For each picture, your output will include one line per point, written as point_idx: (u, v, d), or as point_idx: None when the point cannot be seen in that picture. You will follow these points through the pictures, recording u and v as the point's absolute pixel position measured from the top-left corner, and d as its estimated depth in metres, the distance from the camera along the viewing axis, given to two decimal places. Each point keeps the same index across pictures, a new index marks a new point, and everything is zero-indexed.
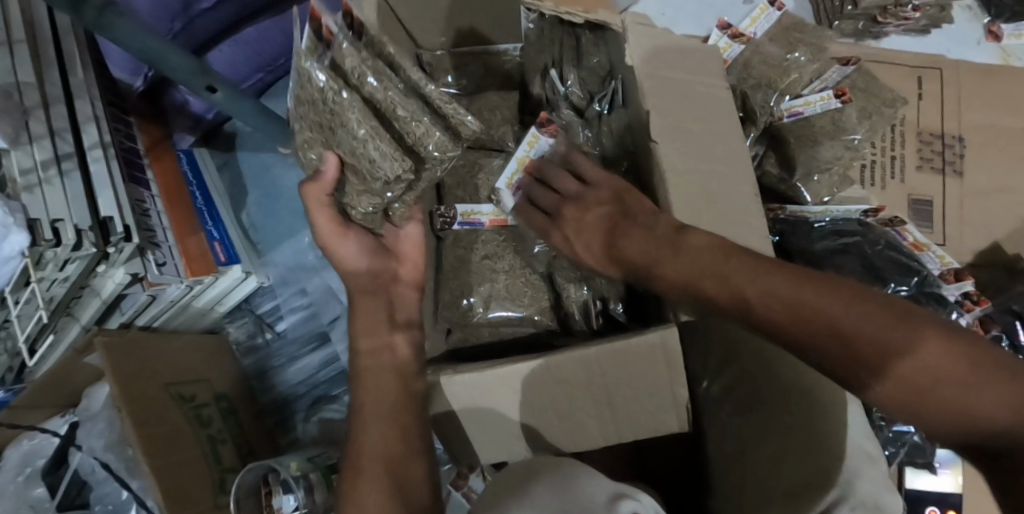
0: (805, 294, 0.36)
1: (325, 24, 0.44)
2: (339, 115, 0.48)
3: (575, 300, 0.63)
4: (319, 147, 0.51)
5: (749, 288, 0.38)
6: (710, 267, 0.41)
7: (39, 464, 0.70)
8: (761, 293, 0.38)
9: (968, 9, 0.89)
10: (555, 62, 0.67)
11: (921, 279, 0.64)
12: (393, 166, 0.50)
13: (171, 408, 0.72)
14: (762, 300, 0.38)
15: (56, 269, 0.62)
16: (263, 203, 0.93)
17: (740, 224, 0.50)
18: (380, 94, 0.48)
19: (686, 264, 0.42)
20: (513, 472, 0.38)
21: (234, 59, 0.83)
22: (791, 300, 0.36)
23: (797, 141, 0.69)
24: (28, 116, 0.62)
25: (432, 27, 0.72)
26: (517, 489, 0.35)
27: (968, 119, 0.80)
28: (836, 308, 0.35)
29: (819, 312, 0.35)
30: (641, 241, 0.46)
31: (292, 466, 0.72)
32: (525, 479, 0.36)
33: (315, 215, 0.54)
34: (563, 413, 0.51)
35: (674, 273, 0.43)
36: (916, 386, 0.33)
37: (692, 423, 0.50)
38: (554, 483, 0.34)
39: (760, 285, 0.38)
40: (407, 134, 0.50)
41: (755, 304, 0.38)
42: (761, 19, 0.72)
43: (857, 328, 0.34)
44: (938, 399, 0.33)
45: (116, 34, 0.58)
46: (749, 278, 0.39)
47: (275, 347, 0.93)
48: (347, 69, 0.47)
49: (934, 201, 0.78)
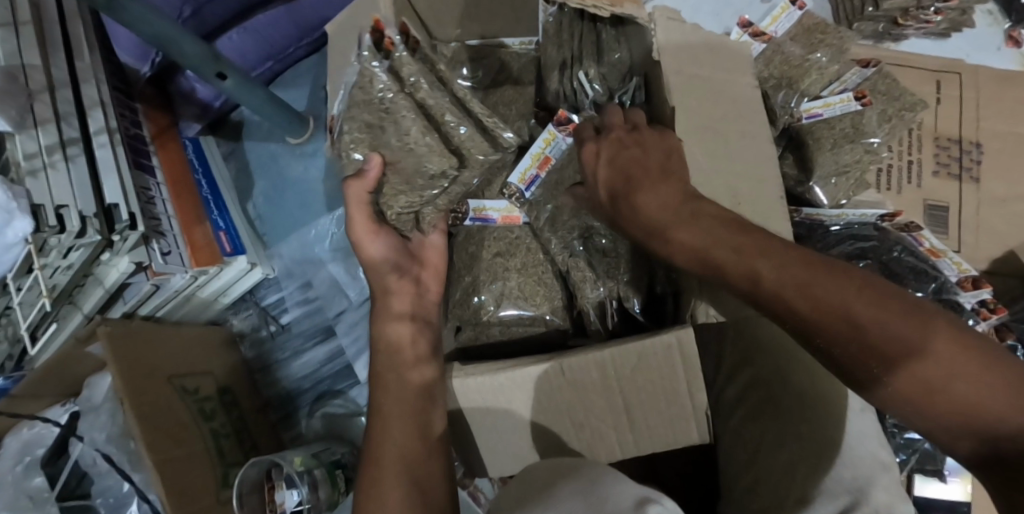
0: (816, 278, 0.38)
1: (386, 36, 0.53)
2: (394, 115, 0.55)
3: (590, 300, 0.61)
4: (364, 144, 0.56)
5: (760, 266, 0.39)
6: (719, 238, 0.42)
7: (38, 453, 0.68)
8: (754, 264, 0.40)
9: (990, 13, 0.88)
10: (574, 57, 0.64)
11: (939, 285, 0.64)
12: (438, 162, 0.57)
13: (174, 400, 0.71)
14: (770, 277, 0.39)
15: (60, 256, 0.61)
16: (271, 193, 0.90)
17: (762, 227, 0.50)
18: (430, 100, 0.54)
19: (694, 235, 0.43)
20: (534, 480, 0.37)
21: (244, 46, 0.81)
22: (804, 282, 0.38)
23: (817, 143, 0.68)
24: (33, 99, 0.60)
25: (446, 20, 0.70)
26: (546, 492, 0.34)
27: (986, 125, 0.80)
28: (825, 287, 0.37)
29: (812, 291, 0.37)
30: (663, 201, 0.46)
31: (296, 461, 0.71)
32: (549, 484, 0.35)
33: (352, 211, 0.57)
34: (578, 417, 0.50)
35: (682, 240, 0.44)
36: (906, 373, 0.35)
37: (712, 432, 0.49)
38: (579, 490, 0.32)
39: (760, 259, 0.40)
40: (453, 137, 0.56)
41: (751, 277, 0.40)
42: (781, 18, 0.71)
43: (861, 320, 0.36)
44: (924, 385, 0.34)
45: (128, 16, 0.57)
46: (762, 258, 0.40)
47: (280, 340, 0.92)
48: (404, 76, 0.53)
49: (950, 207, 0.77)
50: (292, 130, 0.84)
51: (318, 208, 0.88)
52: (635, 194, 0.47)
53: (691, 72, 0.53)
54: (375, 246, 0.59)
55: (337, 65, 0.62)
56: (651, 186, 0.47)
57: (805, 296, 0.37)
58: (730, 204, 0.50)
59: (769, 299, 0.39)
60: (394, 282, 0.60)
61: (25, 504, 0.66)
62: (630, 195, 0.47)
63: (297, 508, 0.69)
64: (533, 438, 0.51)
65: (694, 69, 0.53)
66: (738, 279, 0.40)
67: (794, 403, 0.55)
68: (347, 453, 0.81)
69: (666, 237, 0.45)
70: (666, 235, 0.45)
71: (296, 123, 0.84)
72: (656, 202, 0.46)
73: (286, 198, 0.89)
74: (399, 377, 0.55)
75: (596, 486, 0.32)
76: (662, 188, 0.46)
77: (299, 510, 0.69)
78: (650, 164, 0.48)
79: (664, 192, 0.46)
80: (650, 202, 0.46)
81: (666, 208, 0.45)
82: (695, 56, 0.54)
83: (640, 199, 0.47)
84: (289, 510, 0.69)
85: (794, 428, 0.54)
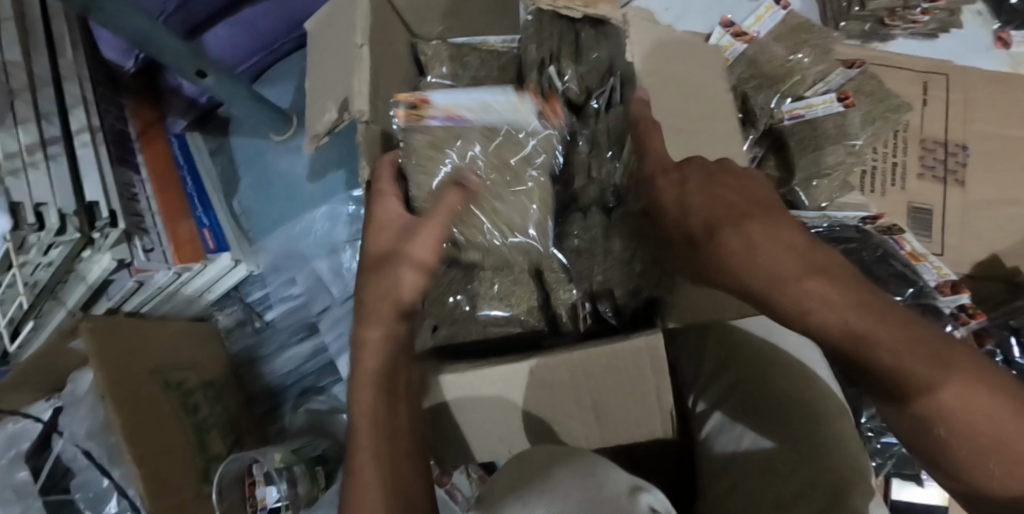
0: (914, 350, 0.38)
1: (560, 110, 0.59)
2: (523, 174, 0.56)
3: (563, 301, 0.62)
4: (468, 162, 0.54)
5: (873, 335, 0.38)
6: (853, 299, 0.38)
7: (22, 447, 0.70)
8: (881, 335, 0.38)
9: (979, 14, 0.87)
10: (552, 57, 0.65)
11: (917, 290, 0.65)
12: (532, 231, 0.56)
13: (157, 394, 0.72)
14: (879, 344, 0.38)
15: (40, 254, 0.62)
16: (256, 188, 0.88)
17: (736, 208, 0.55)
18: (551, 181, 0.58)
19: (828, 295, 0.38)
20: (508, 480, 0.37)
21: (231, 41, 0.82)
22: (908, 350, 0.38)
23: (799, 145, 0.68)
24: (14, 98, 0.61)
25: (429, 17, 0.69)
26: (534, 483, 0.34)
27: (974, 127, 0.79)
28: (935, 351, 0.38)
29: (928, 354, 0.38)
30: (781, 247, 0.38)
31: (277, 457, 0.72)
32: (513, 486, 0.35)
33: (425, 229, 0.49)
34: (546, 414, 0.50)
35: (818, 299, 0.38)
36: (989, 442, 0.38)
37: (676, 428, 0.50)
38: (578, 479, 0.33)
39: (883, 330, 0.38)
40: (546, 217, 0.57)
41: (881, 353, 0.38)
42: (765, 18, 0.72)
43: (936, 381, 0.38)
44: (1000, 450, 0.38)
45: (110, 20, 0.57)
46: (872, 326, 0.38)
47: (265, 335, 0.92)
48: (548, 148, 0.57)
49: (934, 210, 0.77)
50: (275, 126, 0.84)
51: (305, 202, 0.86)
52: (746, 241, 0.39)
53: (667, 74, 0.54)
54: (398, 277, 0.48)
55: (319, 65, 0.62)
56: (748, 224, 0.39)
57: (931, 367, 0.38)
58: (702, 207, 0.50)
59: (889, 365, 0.38)
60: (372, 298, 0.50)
61: (9, 495, 0.68)
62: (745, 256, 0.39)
63: (277, 505, 0.69)
64: (506, 435, 0.52)
65: (667, 68, 0.54)
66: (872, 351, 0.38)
67: (769, 406, 0.57)
68: (329, 449, 0.81)
69: (800, 292, 0.38)
70: (786, 289, 0.38)
71: (278, 120, 0.83)
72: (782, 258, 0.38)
73: (269, 195, 0.88)
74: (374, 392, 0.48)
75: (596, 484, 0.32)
76: (776, 234, 0.39)
77: (279, 507, 0.69)
78: (742, 201, 0.41)
79: (779, 236, 0.39)
80: (767, 252, 0.38)
81: (798, 257, 0.38)
82: (672, 57, 0.55)
83: (754, 249, 0.39)
84: (268, 507, 0.69)
85: (772, 432, 0.55)
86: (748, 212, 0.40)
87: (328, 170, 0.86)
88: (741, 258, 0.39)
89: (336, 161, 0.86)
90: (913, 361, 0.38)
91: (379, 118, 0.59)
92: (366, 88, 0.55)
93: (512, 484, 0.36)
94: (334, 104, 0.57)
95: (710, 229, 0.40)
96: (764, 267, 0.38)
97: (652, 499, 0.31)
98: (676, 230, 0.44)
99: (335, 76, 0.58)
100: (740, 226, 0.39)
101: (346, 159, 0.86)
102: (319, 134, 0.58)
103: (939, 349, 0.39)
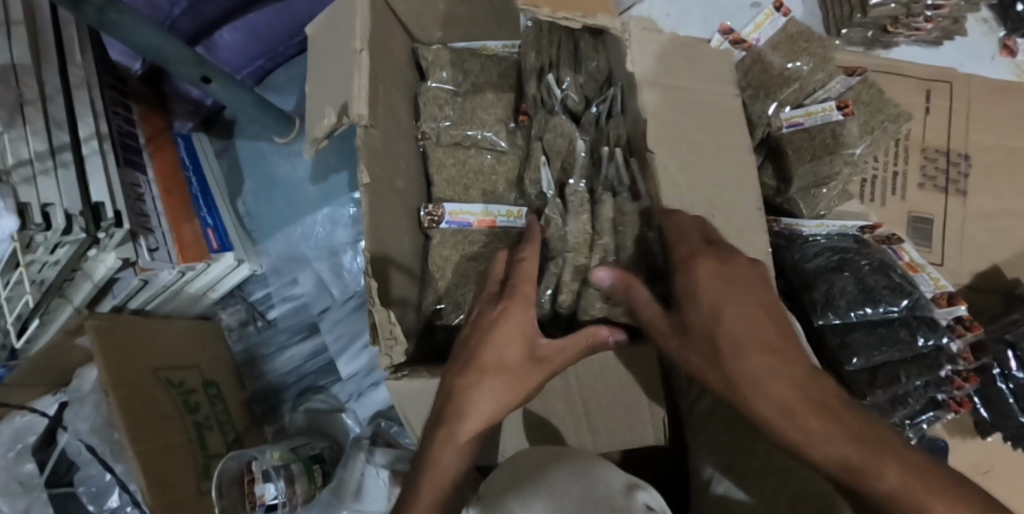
0: (895, 469, 0.33)
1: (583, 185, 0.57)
2: (594, 214, 0.55)
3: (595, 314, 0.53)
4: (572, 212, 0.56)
5: (844, 447, 0.34)
6: (833, 414, 0.35)
7: (28, 441, 0.73)
8: (866, 454, 0.33)
9: (984, 21, 0.86)
10: (552, 65, 0.65)
11: (912, 301, 0.61)
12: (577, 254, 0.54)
13: (160, 391, 0.74)
14: (854, 454, 0.34)
15: (47, 253, 0.62)
16: (259, 191, 0.90)
17: (747, 221, 0.52)
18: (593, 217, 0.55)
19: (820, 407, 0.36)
20: (502, 477, 0.38)
21: (237, 43, 0.84)
22: (887, 465, 0.33)
23: (797, 154, 0.67)
24: (25, 105, 0.62)
25: (430, 23, 0.70)
26: (527, 479, 0.35)
27: (976, 137, 0.79)
28: (922, 470, 0.32)
29: (910, 463, 0.33)
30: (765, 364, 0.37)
31: (275, 456, 0.74)
32: (511, 484, 0.36)
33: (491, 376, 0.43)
34: (538, 409, 0.50)
35: (798, 408, 0.36)
36: None
37: (668, 437, 0.50)
38: (573, 473, 0.34)
39: (863, 442, 0.34)
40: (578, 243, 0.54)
41: (860, 466, 0.33)
42: (765, 25, 0.73)
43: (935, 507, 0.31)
44: None
45: (119, 28, 0.59)
46: (842, 438, 0.34)
47: (266, 335, 0.94)
48: (600, 209, 0.55)
49: (935, 220, 0.77)
50: (277, 130, 0.85)
51: (305, 206, 0.88)
52: (742, 347, 0.38)
53: (669, 83, 0.53)
54: (494, 392, 0.42)
55: (320, 70, 0.62)
56: (754, 335, 0.38)
57: (916, 490, 0.32)
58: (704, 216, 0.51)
59: (870, 474, 0.33)
60: (376, 303, 0.48)
61: (15, 487, 0.71)
62: (727, 347, 0.38)
63: (274, 503, 0.70)
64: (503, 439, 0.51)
65: (672, 79, 0.54)
66: (856, 468, 0.33)
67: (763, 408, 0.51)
68: (327, 449, 0.83)
69: (782, 402, 0.36)
70: (778, 401, 0.36)
71: (281, 124, 0.84)
72: (757, 360, 0.37)
73: (275, 196, 0.90)
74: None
75: (587, 475, 0.34)
76: (757, 342, 0.38)
77: (275, 505, 0.70)
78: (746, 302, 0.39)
79: (760, 349, 0.38)
80: (763, 367, 0.37)
81: (782, 367, 0.37)
82: (676, 67, 0.54)
83: (767, 372, 0.37)
84: (265, 504, 0.70)
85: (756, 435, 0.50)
86: (759, 318, 0.39)
87: (329, 174, 0.88)
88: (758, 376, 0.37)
89: (336, 165, 0.87)
90: (893, 480, 0.32)
91: (378, 123, 0.59)
92: (365, 92, 0.55)
93: (507, 482, 0.36)
94: (333, 110, 0.57)
95: (720, 333, 0.39)
96: (747, 377, 0.37)
97: (648, 497, 0.33)
98: (692, 330, 0.40)
99: (334, 83, 0.59)
100: (742, 330, 0.38)
101: (345, 163, 0.87)
102: (318, 139, 0.58)
103: (943, 487, 0.32)
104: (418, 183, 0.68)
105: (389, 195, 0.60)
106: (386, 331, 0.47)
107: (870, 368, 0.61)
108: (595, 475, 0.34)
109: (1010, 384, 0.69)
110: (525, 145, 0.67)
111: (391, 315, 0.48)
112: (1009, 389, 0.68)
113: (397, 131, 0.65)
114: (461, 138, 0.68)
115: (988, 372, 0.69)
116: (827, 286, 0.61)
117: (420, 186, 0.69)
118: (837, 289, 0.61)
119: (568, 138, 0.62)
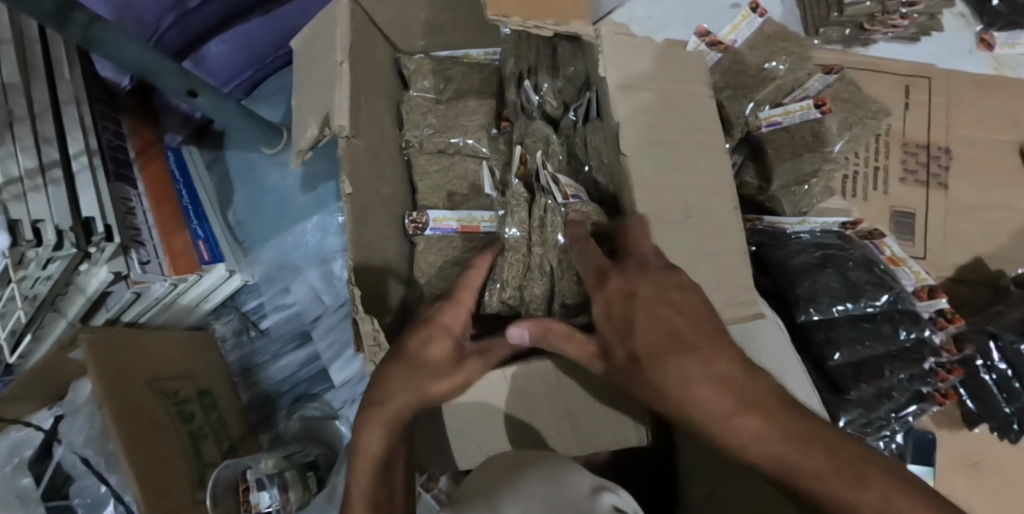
0: (833, 470, 0.35)
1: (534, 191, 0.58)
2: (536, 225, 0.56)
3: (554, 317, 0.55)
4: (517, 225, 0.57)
5: (784, 454, 0.36)
6: (769, 422, 0.37)
7: (26, 454, 0.73)
8: (795, 455, 0.36)
9: (960, 17, 0.87)
10: (530, 71, 0.66)
11: (894, 296, 0.62)
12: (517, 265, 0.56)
13: (155, 402, 0.75)
14: (796, 461, 0.35)
15: (39, 268, 0.63)
16: (247, 201, 0.90)
17: (722, 221, 0.53)
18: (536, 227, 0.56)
19: (756, 418, 0.37)
20: (483, 477, 0.38)
21: (225, 54, 0.85)
22: (825, 468, 0.35)
23: (777, 153, 0.68)
24: (14, 123, 0.63)
25: (411, 33, 0.71)
26: (503, 480, 0.36)
27: (956, 131, 0.80)
28: (862, 466, 0.35)
29: (852, 468, 0.35)
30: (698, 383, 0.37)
31: (269, 464, 0.74)
32: (487, 486, 0.36)
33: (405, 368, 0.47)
34: (522, 413, 0.50)
35: (736, 422, 0.37)
36: None
37: (652, 437, 0.50)
38: (545, 474, 0.35)
39: (802, 449, 0.36)
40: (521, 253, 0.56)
41: (802, 470, 0.35)
42: (741, 27, 0.78)
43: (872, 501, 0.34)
44: None
45: (105, 46, 0.60)
46: (781, 446, 0.36)
47: (260, 344, 0.95)
48: (539, 217, 0.56)
49: (917, 213, 0.77)
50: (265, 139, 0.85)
51: (295, 215, 0.88)
52: (676, 368, 0.38)
53: (643, 87, 0.54)
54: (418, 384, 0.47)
55: (302, 82, 0.63)
56: (682, 355, 0.38)
57: (861, 490, 0.34)
58: (682, 217, 0.51)
59: (812, 479, 0.35)
60: (360, 310, 0.49)
61: (12, 501, 0.71)
62: (654, 366, 0.38)
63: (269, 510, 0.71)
64: (487, 444, 0.50)
65: (646, 82, 0.55)
66: (794, 472, 0.35)
67: None
68: (321, 455, 0.84)
69: (719, 418, 0.37)
70: (714, 417, 0.37)
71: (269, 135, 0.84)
72: (687, 380, 0.37)
73: (262, 210, 0.89)
74: (389, 411, 0.46)
75: (554, 478, 0.34)
76: (686, 359, 0.38)
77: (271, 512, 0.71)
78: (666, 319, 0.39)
79: (687, 363, 0.38)
80: (696, 386, 0.37)
81: (713, 383, 0.37)
82: (651, 70, 0.55)
83: (690, 382, 0.37)
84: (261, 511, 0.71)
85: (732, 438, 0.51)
86: (677, 330, 0.39)
87: (319, 182, 0.88)
88: (681, 391, 0.37)
89: (325, 174, 0.88)
90: (835, 482, 0.35)
91: (361, 133, 0.60)
92: (346, 103, 0.56)
93: (484, 484, 0.37)
94: (315, 121, 0.58)
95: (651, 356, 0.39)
96: (682, 398, 0.38)
97: (615, 499, 0.33)
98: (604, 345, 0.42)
99: (316, 94, 0.60)
100: (672, 352, 0.38)
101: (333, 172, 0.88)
102: (302, 149, 0.59)
103: (880, 477, 0.35)
104: (402, 189, 0.69)
105: (372, 204, 0.60)
106: (370, 339, 0.48)
107: (857, 363, 0.60)
108: (565, 479, 0.34)
109: (993, 375, 0.69)
110: (506, 151, 0.67)
111: (375, 323, 0.49)
112: (992, 379, 0.69)
113: (380, 139, 0.65)
114: (444, 145, 0.69)
115: (971, 364, 0.70)
116: (811, 282, 0.62)
117: (405, 192, 0.70)
118: (821, 285, 0.61)
119: (545, 140, 0.61)
